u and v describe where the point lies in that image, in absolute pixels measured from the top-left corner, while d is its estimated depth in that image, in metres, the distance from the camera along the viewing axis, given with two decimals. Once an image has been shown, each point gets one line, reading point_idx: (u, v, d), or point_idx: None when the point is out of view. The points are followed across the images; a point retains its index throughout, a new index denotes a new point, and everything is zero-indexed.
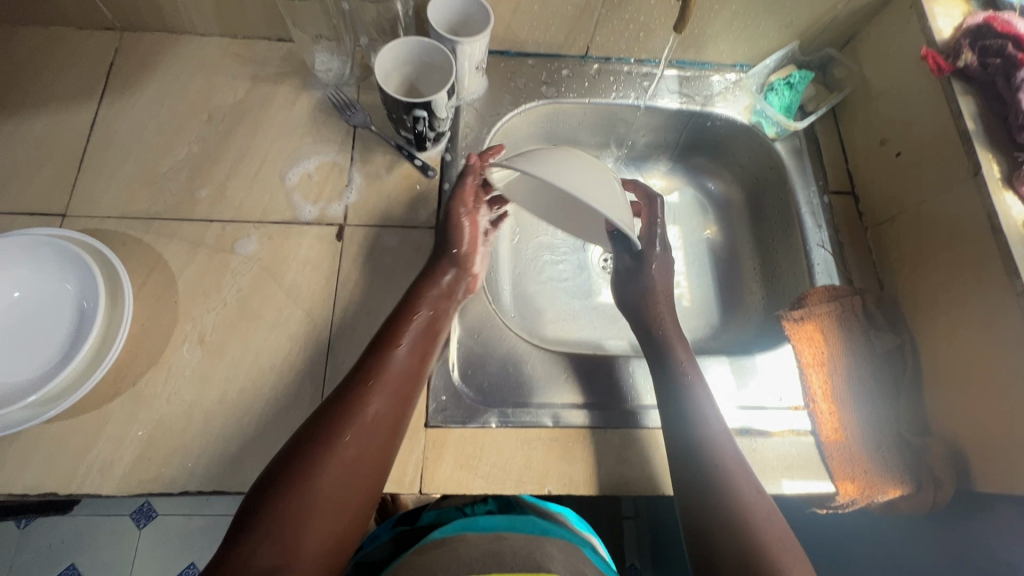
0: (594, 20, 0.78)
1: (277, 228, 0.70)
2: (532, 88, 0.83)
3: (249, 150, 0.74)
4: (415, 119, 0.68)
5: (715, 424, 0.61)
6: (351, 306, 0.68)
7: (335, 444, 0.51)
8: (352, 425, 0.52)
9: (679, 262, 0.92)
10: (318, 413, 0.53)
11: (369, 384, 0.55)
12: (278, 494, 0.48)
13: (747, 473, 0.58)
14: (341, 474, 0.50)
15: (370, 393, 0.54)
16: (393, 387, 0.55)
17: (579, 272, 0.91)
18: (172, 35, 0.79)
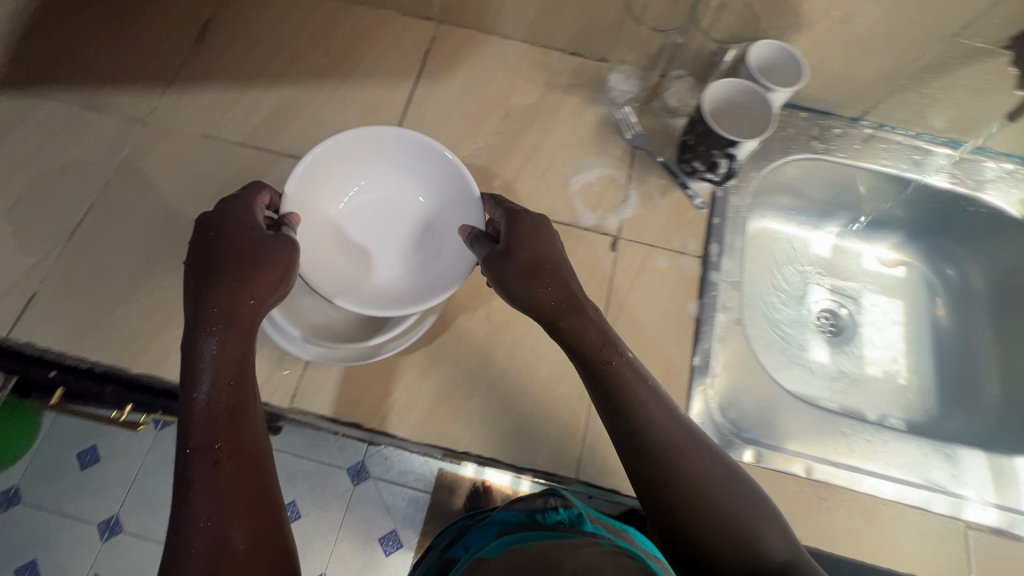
0: (889, 89, 0.80)
1: (559, 228, 0.76)
2: (802, 140, 0.85)
3: (539, 151, 0.80)
4: (717, 157, 0.72)
5: (652, 424, 0.51)
6: (621, 315, 0.72)
7: (181, 498, 0.44)
8: (182, 471, 0.45)
9: (896, 337, 0.91)
10: (181, 457, 0.46)
11: (196, 428, 0.46)
12: (184, 559, 0.42)
13: (670, 519, 0.48)
14: (226, 548, 0.43)
15: (191, 428, 0.46)
16: (211, 420, 0.47)
17: (793, 326, 0.90)
18: (481, 33, 0.87)
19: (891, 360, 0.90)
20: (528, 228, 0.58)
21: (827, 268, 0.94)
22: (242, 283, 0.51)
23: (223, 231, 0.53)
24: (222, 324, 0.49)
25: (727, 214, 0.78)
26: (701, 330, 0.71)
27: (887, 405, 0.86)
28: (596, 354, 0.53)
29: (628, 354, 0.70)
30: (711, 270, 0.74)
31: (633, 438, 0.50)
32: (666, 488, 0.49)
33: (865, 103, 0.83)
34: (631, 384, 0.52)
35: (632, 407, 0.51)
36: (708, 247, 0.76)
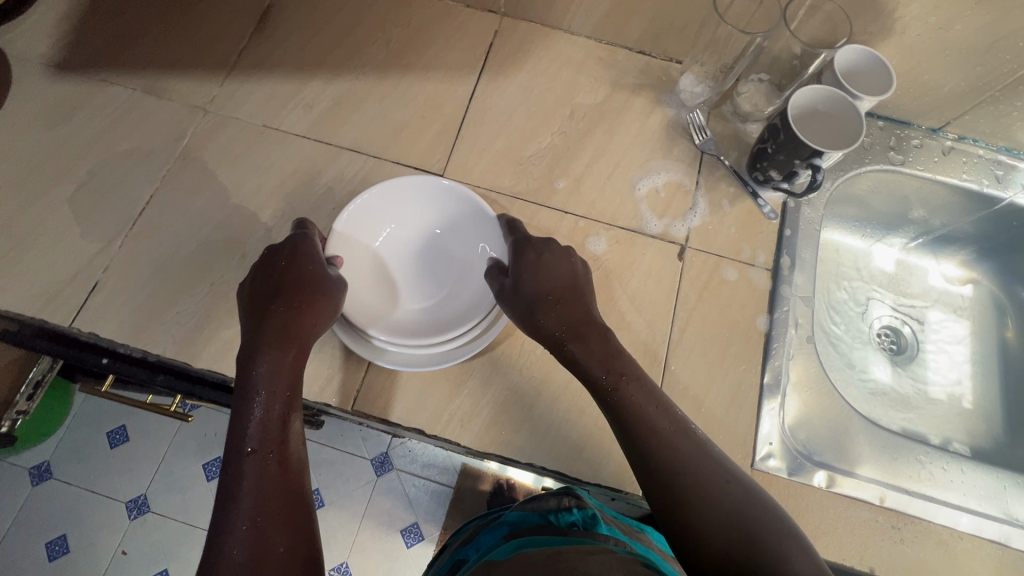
0: (977, 101, 0.76)
1: (624, 234, 0.73)
2: (877, 150, 0.81)
3: (604, 152, 0.77)
4: (797, 167, 0.69)
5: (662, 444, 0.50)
6: (687, 328, 0.70)
7: (233, 496, 0.45)
8: (239, 473, 0.46)
9: (961, 358, 0.88)
10: (228, 456, 0.47)
11: (242, 425, 0.49)
12: (224, 551, 0.43)
13: (681, 542, 0.45)
14: (266, 542, 0.43)
15: (246, 429, 0.48)
16: (260, 429, 0.49)
17: (853, 342, 0.87)
18: (546, 28, 0.84)
19: (955, 382, 0.86)
20: (551, 262, 0.61)
21: (890, 284, 0.91)
22: (295, 302, 0.55)
23: (291, 260, 0.58)
24: (280, 335, 0.53)
25: (799, 227, 0.75)
26: (772, 347, 0.69)
27: (952, 429, 0.82)
28: (604, 376, 0.54)
29: (695, 369, 0.67)
30: (782, 284, 0.72)
31: (643, 462, 0.49)
32: (676, 508, 0.46)
33: (949, 114, 0.79)
34: (642, 406, 0.52)
35: (646, 433, 0.50)
36: (779, 260, 0.73)
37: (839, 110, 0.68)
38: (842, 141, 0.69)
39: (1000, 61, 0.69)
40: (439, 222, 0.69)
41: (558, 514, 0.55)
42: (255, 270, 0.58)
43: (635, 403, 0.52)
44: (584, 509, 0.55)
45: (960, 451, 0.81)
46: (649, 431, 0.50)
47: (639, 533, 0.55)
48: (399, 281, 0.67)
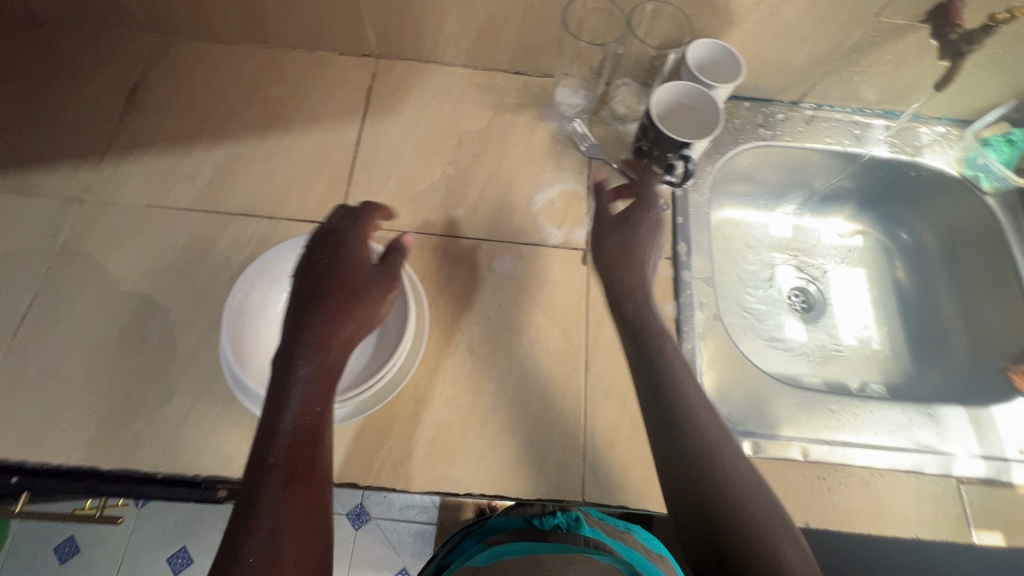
0: (823, 71, 0.82)
1: (528, 250, 0.75)
2: (748, 129, 0.87)
3: (497, 174, 0.79)
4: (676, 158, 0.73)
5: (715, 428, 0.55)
6: (601, 328, 0.72)
7: (248, 520, 0.45)
8: (259, 497, 0.46)
9: (864, 304, 0.94)
10: (256, 470, 0.47)
11: (281, 427, 0.49)
12: (236, 562, 0.43)
13: (710, 528, 0.49)
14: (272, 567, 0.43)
15: (274, 453, 0.48)
16: (291, 438, 0.48)
17: (766, 309, 0.92)
18: (422, 64, 0.86)
19: (863, 327, 0.92)
20: (629, 185, 0.69)
21: (789, 248, 0.97)
22: (340, 314, 0.53)
23: (330, 270, 0.55)
24: (315, 354, 0.51)
25: (690, 213, 0.79)
26: (682, 332, 0.72)
27: (866, 372, 0.88)
28: (675, 377, 0.57)
29: (616, 367, 0.70)
30: (682, 269, 0.75)
31: (715, 472, 0.52)
32: (705, 499, 0.50)
33: (804, 86, 0.85)
34: (706, 415, 0.55)
35: (738, 455, 0.53)
36: (677, 248, 0.77)
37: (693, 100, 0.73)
38: (705, 125, 0.73)
39: (832, 34, 0.76)
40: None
41: (541, 518, 0.65)
42: (303, 271, 0.56)
43: (627, 257, 0.64)
44: (567, 513, 0.65)
45: (877, 392, 0.86)
46: (740, 456, 0.54)
47: (623, 534, 0.64)
48: None
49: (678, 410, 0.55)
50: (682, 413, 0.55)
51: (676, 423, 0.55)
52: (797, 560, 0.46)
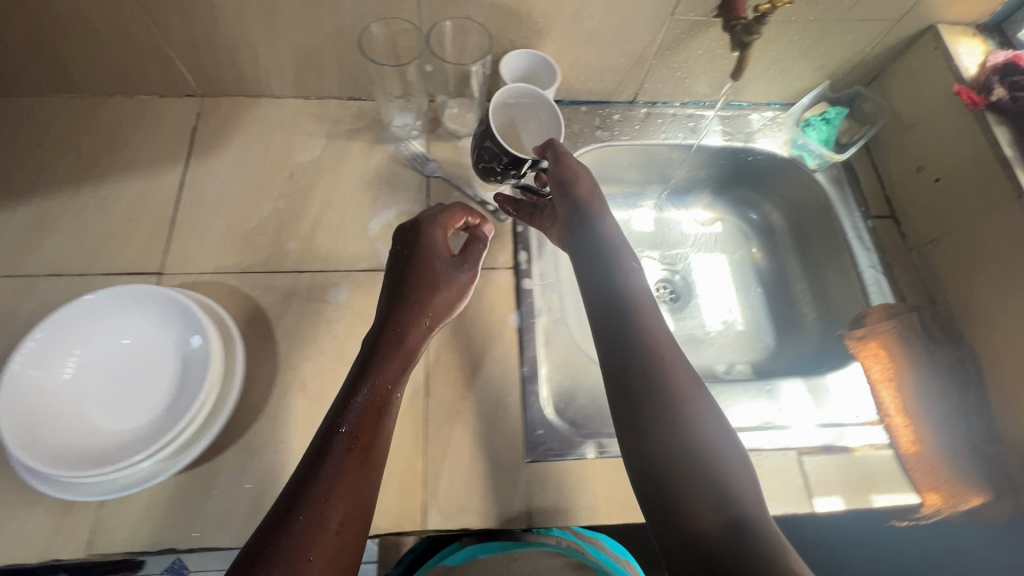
0: (645, 70, 0.85)
1: (365, 276, 0.74)
2: (586, 133, 0.89)
3: (333, 203, 0.78)
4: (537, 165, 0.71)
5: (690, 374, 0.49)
6: (442, 348, 0.71)
7: (314, 493, 0.47)
8: (340, 472, 0.48)
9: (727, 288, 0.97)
10: (326, 432, 0.51)
11: (364, 384, 0.55)
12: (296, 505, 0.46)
13: (664, 459, 0.45)
14: (335, 537, 0.45)
15: (348, 429, 0.51)
16: (376, 405, 0.54)
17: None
18: (250, 99, 0.84)
19: (728, 310, 0.95)
20: (576, 159, 0.67)
21: (653, 243, 0.99)
22: (421, 305, 0.62)
23: (435, 269, 0.65)
24: (394, 343, 0.59)
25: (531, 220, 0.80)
26: (524, 340, 0.71)
27: (733, 354, 0.91)
28: (643, 317, 0.54)
29: (455, 385, 0.68)
30: (523, 278, 0.76)
31: (675, 410, 0.47)
32: (659, 430, 0.46)
33: (633, 85, 0.88)
34: (668, 349, 0.51)
35: (698, 385, 0.49)
36: (517, 257, 0.77)
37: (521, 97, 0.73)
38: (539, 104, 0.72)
39: (639, 34, 0.78)
40: (127, 330, 0.63)
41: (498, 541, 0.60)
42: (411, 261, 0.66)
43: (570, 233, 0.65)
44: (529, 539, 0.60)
45: (743, 372, 0.89)
46: (698, 386, 0.49)
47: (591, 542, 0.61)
48: (92, 404, 0.59)
49: (643, 346, 0.51)
50: (641, 347, 0.51)
51: (641, 356, 0.50)
52: (751, 495, 0.43)
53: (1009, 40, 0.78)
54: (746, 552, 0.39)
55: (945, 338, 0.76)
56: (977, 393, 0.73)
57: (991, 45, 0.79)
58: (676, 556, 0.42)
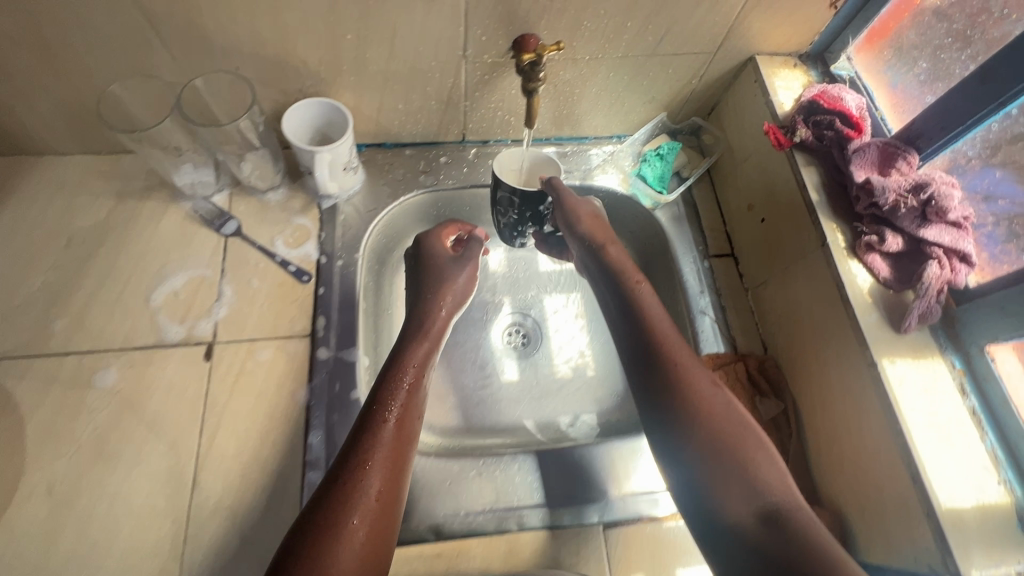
0: (462, 111, 0.79)
1: (139, 355, 0.68)
2: (410, 178, 0.84)
3: (113, 273, 0.72)
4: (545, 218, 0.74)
5: (676, 349, 0.57)
6: (218, 433, 0.65)
7: (365, 466, 0.52)
8: (379, 447, 0.55)
9: (579, 332, 0.93)
10: (367, 414, 0.58)
11: (396, 370, 0.63)
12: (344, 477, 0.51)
13: (698, 449, 0.50)
14: (374, 499, 0.51)
15: (384, 406, 0.59)
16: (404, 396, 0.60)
17: (480, 358, 0.89)
18: (30, 157, 0.77)
19: (578, 356, 0.91)
20: (575, 198, 0.69)
21: (506, 288, 0.95)
22: (434, 303, 0.72)
23: (436, 269, 0.75)
24: (422, 340, 0.68)
25: (335, 281, 0.75)
26: (311, 419, 0.67)
27: (579, 404, 0.87)
28: (650, 321, 0.59)
29: (229, 477, 0.63)
30: (320, 347, 0.71)
31: (707, 402, 0.52)
32: (693, 425, 0.51)
33: (456, 125, 0.82)
34: (677, 350, 0.56)
35: (716, 384, 0.55)
36: (316, 322, 0.72)
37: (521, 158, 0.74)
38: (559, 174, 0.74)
39: (437, 77, 0.72)
40: None
41: None
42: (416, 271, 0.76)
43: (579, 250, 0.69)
44: None
45: (588, 424, 0.85)
46: (709, 381, 0.55)
47: None
48: None
49: (651, 350, 0.57)
50: (660, 348, 0.57)
51: (664, 356, 0.56)
52: (773, 481, 0.48)
53: (829, 70, 0.75)
54: (768, 533, 0.44)
55: (769, 389, 0.71)
56: (797, 449, 0.68)
57: (813, 77, 0.75)
58: (715, 539, 0.47)
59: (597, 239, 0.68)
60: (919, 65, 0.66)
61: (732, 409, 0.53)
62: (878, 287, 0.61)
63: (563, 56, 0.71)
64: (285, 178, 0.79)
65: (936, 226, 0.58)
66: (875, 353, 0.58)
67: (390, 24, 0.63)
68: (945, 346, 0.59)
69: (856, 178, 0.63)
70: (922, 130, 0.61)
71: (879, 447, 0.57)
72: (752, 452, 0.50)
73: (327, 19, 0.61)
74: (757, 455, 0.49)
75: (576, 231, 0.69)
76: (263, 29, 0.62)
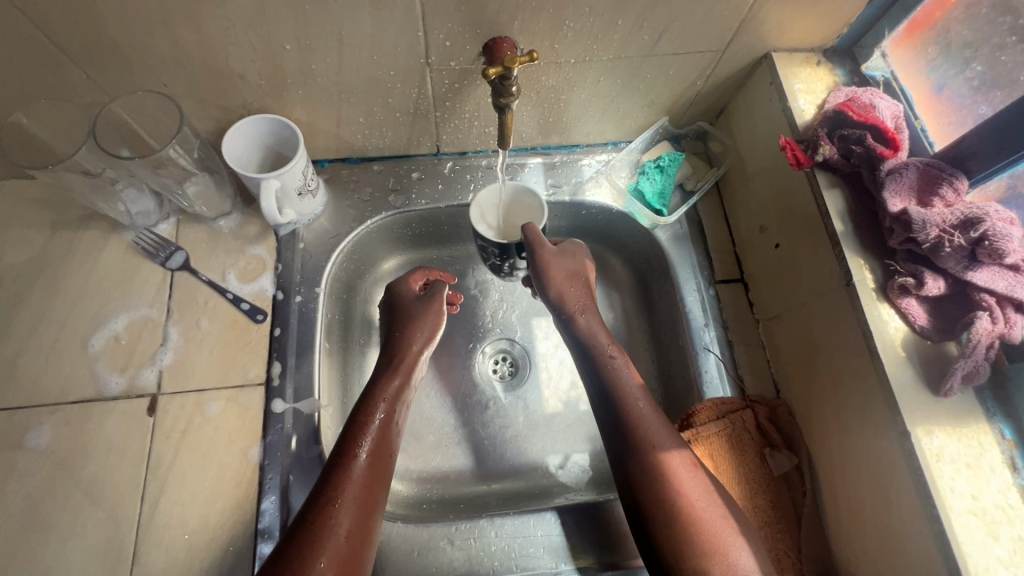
0: (433, 123, 0.69)
1: (75, 411, 0.61)
2: (378, 198, 0.75)
3: (44, 316, 0.64)
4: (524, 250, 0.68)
5: (649, 425, 0.55)
6: (163, 498, 0.59)
7: (332, 508, 0.49)
8: (351, 483, 0.51)
9: (572, 357, 0.80)
10: (341, 452, 0.53)
11: (370, 403, 0.58)
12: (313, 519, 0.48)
13: (672, 542, 0.50)
14: (343, 539, 0.48)
15: (354, 442, 0.54)
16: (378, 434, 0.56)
17: (457, 390, 0.77)
18: None
19: (570, 386, 0.79)
20: (553, 252, 0.64)
21: (489, 307, 0.82)
22: (409, 333, 0.65)
23: (404, 310, 0.67)
24: (397, 370, 0.62)
25: (293, 321, 0.67)
26: (265, 482, 0.60)
27: (570, 443, 0.75)
28: (625, 397, 0.57)
29: (174, 550, 0.57)
30: (275, 398, 0.64)
31: (686, 492, 0.51)
32: (674, 516, 0.50)
33: (428, 137, 0.72)
34: (654, 431, 0.55)
35: (692, 465, 0.53)
36: (271, 368, 0.65)
37: (486, 210, 0.69)
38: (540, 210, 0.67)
39: (399, 88, 0.62)
40: None
41: None
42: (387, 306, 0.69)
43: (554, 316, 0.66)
44: None
45: (580, 466, 0.74)
46: (685, 461, 0.53)
47: None
48: None
49: (627, 431, 0.55)
50: (633, 421, 0.55)
51: (639, 440, 0.54)
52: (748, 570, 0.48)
53: (858, 70, 0.64)
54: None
55: (781, 441, 0.63)
56: (811, 512, 0.60)
57: (838, 77, 0.64)
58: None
59: (568, 305, 0.65)
60: (972, 67, 0.55)
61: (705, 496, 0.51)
62: (913, 338, 0.52)
63: (544, 60, 0.60)
64: (237, 202, 0.71)
65: (988, 269, 0.48)
66: (909, 422, 0.49)
67: (336, 31, 0.53)
68: (993, 413, 0.50)
69: (891, 208, 0.53)
70: (974, 150, 0.51)
71: (908, 532, 0.49)
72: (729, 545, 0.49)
73: (260, 27, 0.52)
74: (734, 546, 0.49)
75: (549, 295, 0.65)
76: (185, 41, 0.52)
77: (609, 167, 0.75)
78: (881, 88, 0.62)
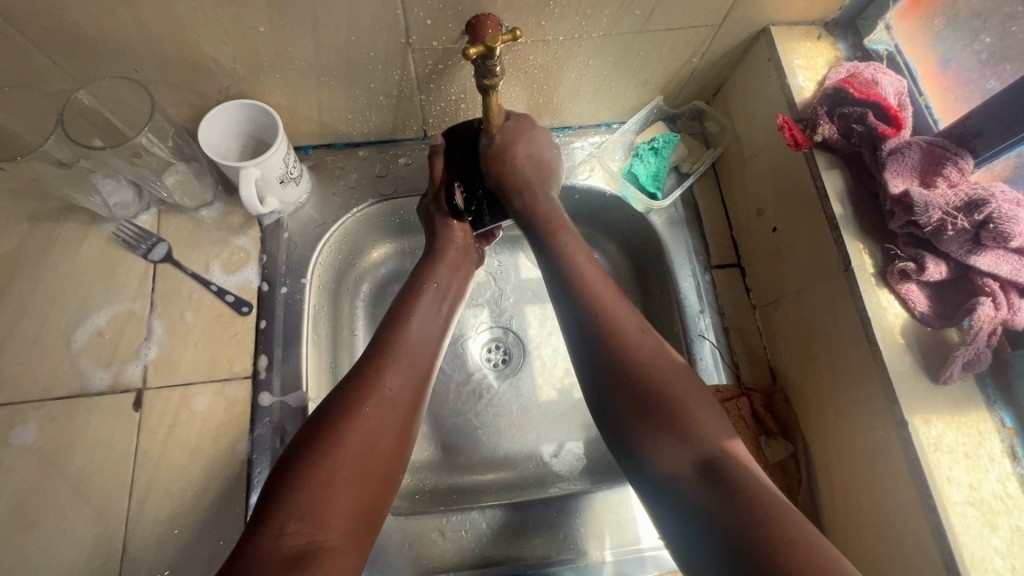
0: (418, 107, 0.67)
1: (61, 407, 0.60)
2: (364, 185, 0.73)
3: (24, 312, 0.63)
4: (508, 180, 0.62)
5: (597, 288, 0.54)
6: (151, 494, 0.58)
7: (376, 376, 0.52)
8: (392, 361, 0.54)
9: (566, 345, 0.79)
10: (368, 359, 0.54)
11: (400, 317, 0.58)
12: (333, 437, 0.47)
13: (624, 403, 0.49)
14: (389, 398, 0.51)
15: (376, 351, 0.55)
16: (406, 362, 0.55)
17: (448, 379, 0.76)
18: None
19: (564, 373, 0.77)
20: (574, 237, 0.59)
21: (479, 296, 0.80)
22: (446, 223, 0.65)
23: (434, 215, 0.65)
24: (437, 259, 0.63)
25: (278, 313, 0.66)
26: (253, 476, 0.60)
27: (563, 431, 0.74)
28: (577, 278, 0.55)
29: (163, 544, 0.57)
30: (261, 391, 0.63)
31: (630, 335, 0.51)
32: (639, 394, 0.49)
33: (415, 122, 0.70)
34: (613, 309, 0.53)
35: (659, 342, 0.52)
36: (258, 362, 0.64)
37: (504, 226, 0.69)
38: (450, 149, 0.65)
39: (380, 70, 0.59)
40: None
41: None
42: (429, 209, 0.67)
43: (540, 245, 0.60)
44: None
45: (574, 453, 0.73)
46: (638, 327, 0.52)
47: None
48: None
49: (590, 317, 0.53)
50: (583, 298, 0.54)
51: (591, 313, 0.53)
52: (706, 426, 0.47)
53: (861, 44, 0.61)
54: (698, 489, 0.44)
55: (777, 428, 0.62)
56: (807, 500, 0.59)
57: (840, 52, 0.61)
58: (653, 500, 0.47)
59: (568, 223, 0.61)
60: (980, 39, 0.53)
61: (662, 359, 0.50)
62: (914, 323, 0.50)
63: (531, 39, 0.58)
64: (219, 191, 0.69)
65: (992, 253, 0.47)
66: (907, 411, 0.47)
67: (311, 11, 0.51)
68: (993, 401, 0.49)
69: (892, 190, 0.52)
70: (980, 128, 0.49)
71: (906, 525, 0.48)
72: (684, 407, 0.48)
73: (230, 8, 0.49)
74: (702, 413, 0.48)
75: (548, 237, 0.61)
76: (154, 24, 0.50)
77: (602, 150, 0.73)
78: (885, 63, 0.60)
